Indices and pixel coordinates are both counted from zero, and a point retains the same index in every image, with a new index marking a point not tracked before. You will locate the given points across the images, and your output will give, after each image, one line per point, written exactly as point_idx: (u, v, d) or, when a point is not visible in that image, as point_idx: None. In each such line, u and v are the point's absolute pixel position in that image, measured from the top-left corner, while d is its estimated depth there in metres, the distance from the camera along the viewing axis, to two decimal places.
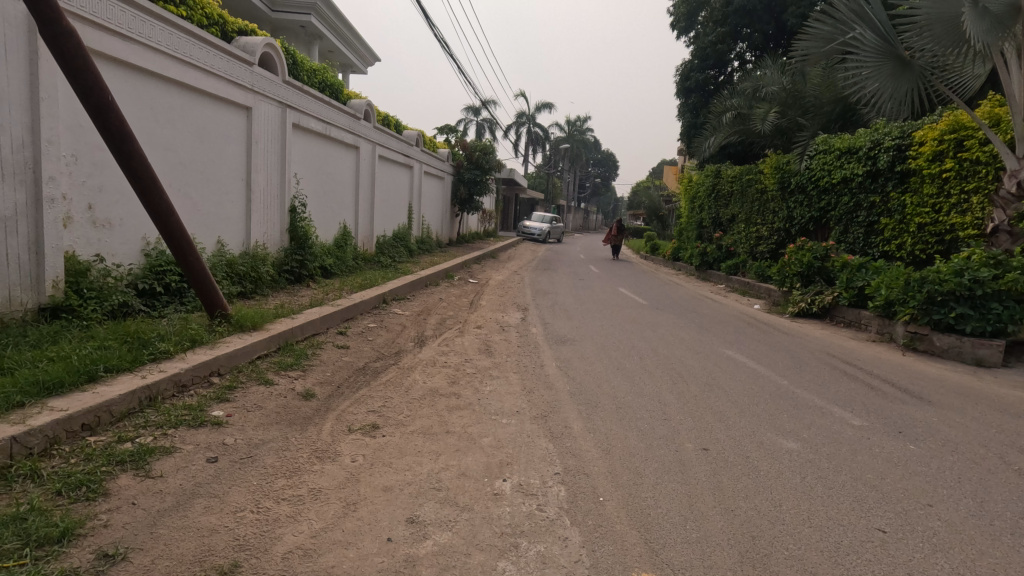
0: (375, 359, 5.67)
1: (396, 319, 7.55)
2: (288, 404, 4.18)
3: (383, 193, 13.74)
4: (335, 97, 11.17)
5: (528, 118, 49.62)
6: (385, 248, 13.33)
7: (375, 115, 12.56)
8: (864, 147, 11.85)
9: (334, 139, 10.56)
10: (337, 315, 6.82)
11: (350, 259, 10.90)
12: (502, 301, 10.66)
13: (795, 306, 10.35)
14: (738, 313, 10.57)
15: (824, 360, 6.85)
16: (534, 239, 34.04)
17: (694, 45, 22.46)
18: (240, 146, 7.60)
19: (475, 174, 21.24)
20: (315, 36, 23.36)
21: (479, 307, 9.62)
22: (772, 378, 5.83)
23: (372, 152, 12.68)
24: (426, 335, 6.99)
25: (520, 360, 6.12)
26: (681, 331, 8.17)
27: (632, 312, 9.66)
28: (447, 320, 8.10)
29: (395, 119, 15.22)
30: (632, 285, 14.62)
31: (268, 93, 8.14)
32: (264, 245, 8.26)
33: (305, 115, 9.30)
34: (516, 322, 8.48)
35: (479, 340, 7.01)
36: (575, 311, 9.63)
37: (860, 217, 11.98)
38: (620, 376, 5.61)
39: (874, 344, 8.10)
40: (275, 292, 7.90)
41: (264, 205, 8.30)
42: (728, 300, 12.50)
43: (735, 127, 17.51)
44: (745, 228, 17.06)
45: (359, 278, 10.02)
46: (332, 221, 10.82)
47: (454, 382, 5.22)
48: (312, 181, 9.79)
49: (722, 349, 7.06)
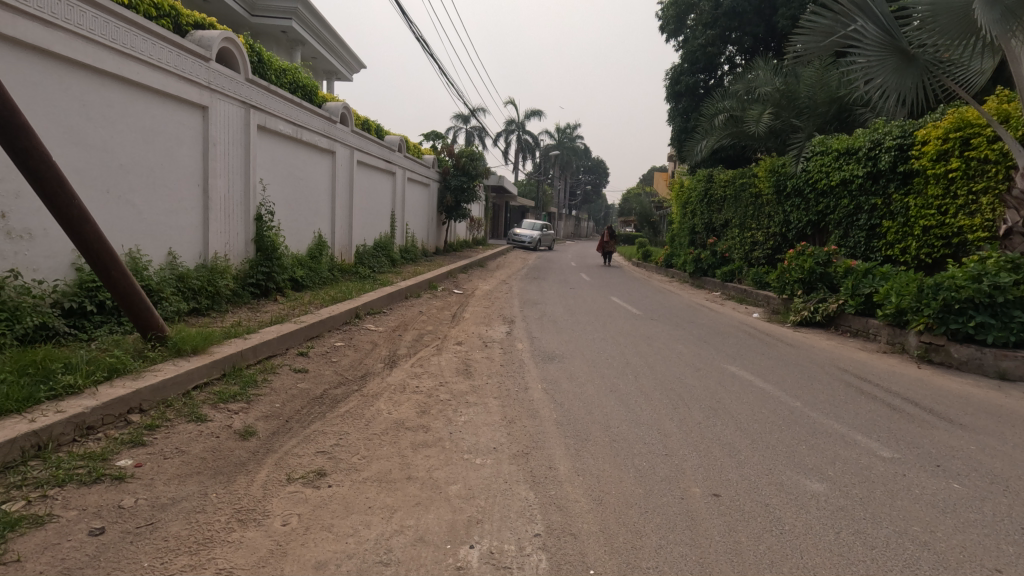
0: (336, 385, 5.00)
1: (368, 337, 6.88)
2: (220, 446, 3.50)
3: (364, 201, 13.11)
4: (308, 98, 10.55)
5: (517, 126, 49.33)
6: (366, 258, 12.68)
7: (353, 119, 11.94)
8: (864, 148, 11.36)
9: (307, 143, 9.93)
10: (301, 334, 6.16)
11: (325, 270, 10.24)
12: (487, 313, 10.02)
13: (798, 315, 9.79)
14: (738, 323, 9.99)
15: (836, 376, 6.25)
16: (525, 247, 33.49)
17: (683, 49, 22.10)
18: (194, 149, 6.94)
19: (461, 181, 20.63)
20: (297, 41, 22.78)
21: (461, 321, 8.98)
22: (783, 399, 5.23)
23: (351, 158, 12.05)
24: (400, 354, 6.33)
25: (501, 383, 5.47)
26: (679, 345, 7.56)
27: (626, 324, 9.04)
28: (424, 336, 7.44)
29: (376, 123, 14.61)
30: (624, 293, 14.02)
31: (227, 91, 7.50)
32: (225, 257, 7.59)
33: (272, 117, 8.67)
34: (501, 337, 7.82)
35: (458, 360, 6.35)
36: (565, 323, 9.01)
37: (860, 220, 11.49)
38: (613, 401, 4.98)
39: (885, 355, 7.54)
40: (235, 309, 7.21)
41: (225, 213, 7.63)
42: (726, 309, 11.93)
43: (727, 130, 17.06)
44: (740, 234, 16.57)
45: (332, 290, 9.34)
46: (305, 231, 10.16)
47: (424, 412, 4.56)
48: (281, 188, 9.13)
49: (725, 365, 6.45)
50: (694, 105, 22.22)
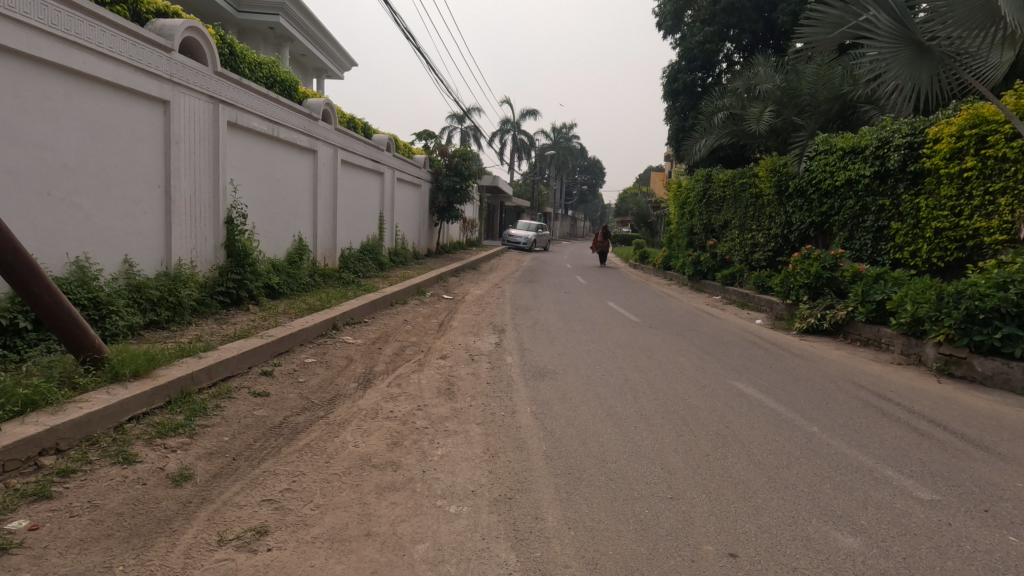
0: (299, 411, 4.45)
1: (343, 351, 6.32)
2: (144, 497, 2.95)
3: (349, 203, 12.56)
4: (287, 94, 9.98)
5: (513, 126, 48.81)
6: (350, 262, 12.13)
7: (337, 116, 11.39)
8: (871, 146, 10.89)
9: (285, 141, 9.37)
10: (267, 349, 5.61)
11: (305, 276, 9.69)
12: (477, 321, 9.48)
13: (803, 322, 9.29)
14: (740, 331, 9.48)
15: (852, 393, 5.74)
16: (520, 248, 32.96)
17: (681, 45, 21.56)
18: (154, 146, 6.38)
19: (454, 181, 20.07)
20: (285, 38, 22.20)
21: (448, 330, 8.44)
22: (798, 422, 4.71)
23: (334, 157, 11.50)
24: (376, 371, 5.78)
25: (486, 406, 4.93)
26: (680, 357, 7.04)
27: (623, 333, 8.53)
28: (407, 349, 6.89)
29: (363, 121, 14.07)
30: (622, 297, 13.50)
31: (193, 85, 6.95)
32: (190, 264, 7.03)
33: (245, 114, 8.13)
34: (490, 349, 7.28)
35: (440, 377, 5.81)
36: (558, 332, 8.49)
37: (867, 222, 11.01)
38: (610, 428, 4.45)
39: (900, 368, 7.05)
40: (200, 321, 6.66)
41: (190, 216, 7.07)
42: (728, 314, 11.41)
43: (727, 128, 16.52)
44: (740, 235, 16.08)
45: (311, 298, 8.79)
46: (284, 234, 9.63)
47: (395, 444, 4.02)
48: (256, 188, 8.58)
49: (731, 382, 5.94)
50: (692, 103, 21.69)
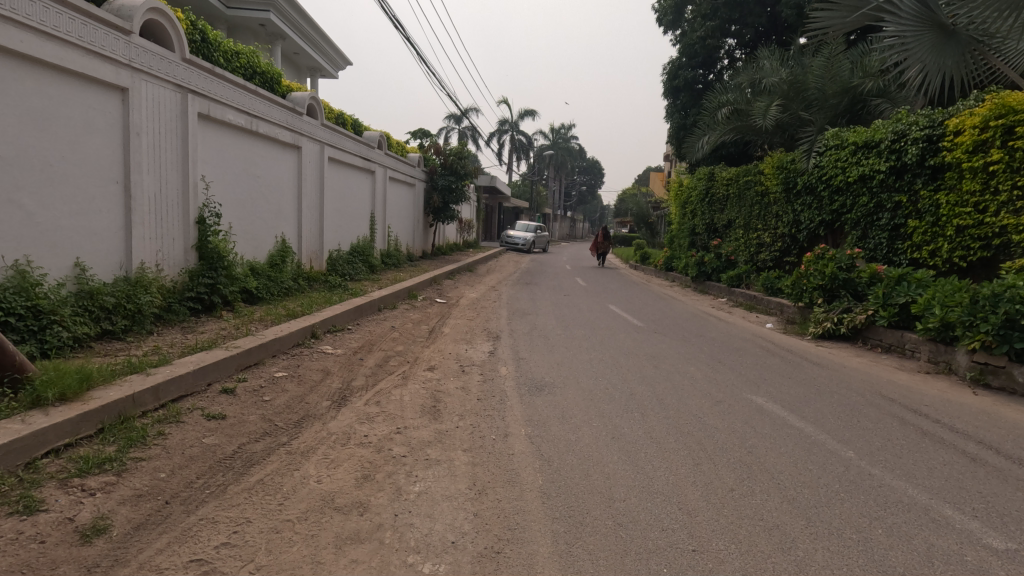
0: (258, 436, 3.85)
1: (320, 363, 5.72)
2: (36, 561, 2.36)
3: (338, 202, 11.98)
4: (268, 87, 9.40)
5: (511, 126, 48.33)
6: (339, 265, 11.54)
7: (323, 111, 10.81)
8: (886, 140, 10.33)
9: (265, 136, 8.79)
10: (232, 362, 5.01)
11: (287, 280, 9.10)
12: (470, 326, 8.89)
13: (819, 326, 8.71)
14: (751, 336, 8.89)
15: (884, 408, 5.15)
16: (518, 249, 32.40)
17: (681, 41, 21.02)
18: (111, 138, 5.80)
19: (449, 180, 19.47)
20: (277, 35, 21.61)
21: (439, 337, 7.86)
22: (831, 445, 4.13)
23: (321, 154, 10.93)
24: (354, 387, 5.18)
25: (475, 429, 4.34)
26: (689, 367, 6.46)
27: (627, 339, 7.94)
28: (391, 360, 6.29)
29: (352, 117, 13.50)
30: (623, 300, 12.89)
31: (157, 72, 6.37)
32: (155, 267, 6.44)
33: (219, 106, 7.55)
34: (483, 358, 6.70)
35: (426, 393, 5.21)
36: (557, 339, 7.90)
37: (882, 220, 10.44)
38: (617, 457, 3.86)
39: (929, 378, 6.47)
40: (163, 330, 6.07)
41: (155, 216, 6.48)
42: (737, 318, 10.82)
43: (732, 124, 15.78)
44: (745, 235, 15.50)
45: (292, 303, 8.19)
46: (265, 235, 9.04)
47: (366, 478, 3.42)
48: (232, 186, 7.98)
49: (748, 396, 5.38)
50: (693, 100, 21.09)
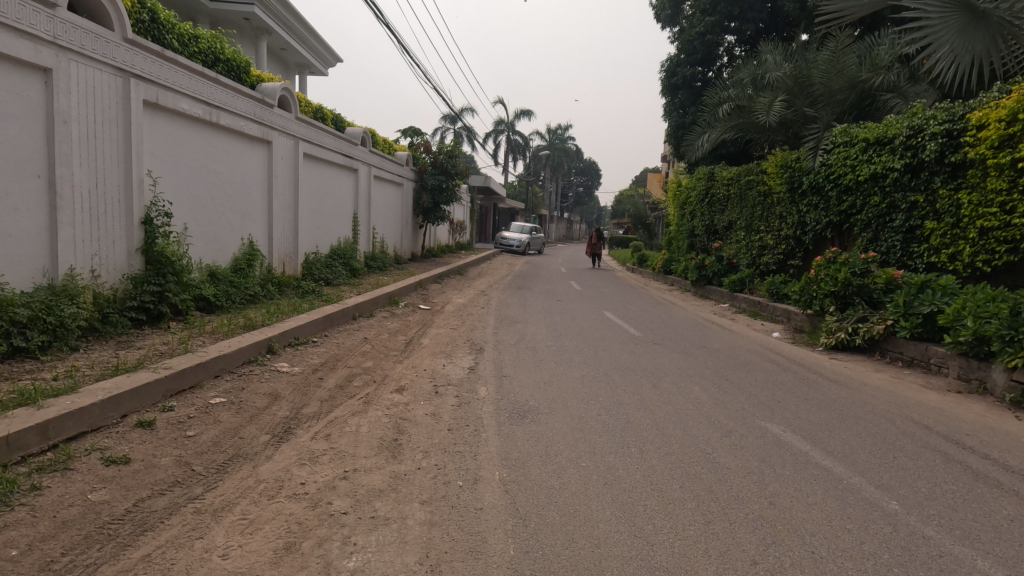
0: (164, 488, 3.10)
1: (269, 385, 4.96)
2: None
3: (316, 201, 11.24)
4: (233, 76, 8.65)
5: (507, 126, 47.65)
6: (315, 269, 10.79)
7: (297, 104, 10.08)
8: (901, 136, 9.65)
9: (228, 128, 8.04)
10: (158, 387, 4.26)
11: (253, 286, 8.34)
12: (452, 337, 8.16)
13: (831, 337, 8.00)
14: (758, 347, 8.17)
15: (921, 439, 4.44)
16: (513, 251, 31.69)
17: (679, 38, 20.35)
18: (29, 125, 5.06)
19: (439, 180, 18.71)
20: (262, 30, 20.83)
21: (415, 350, 7.10)
22: (869, 495, 3.41)
23: (296, 150, 10.19)
24: (304, 414, 4.43)
25: (440, 473, 3.60)
26: (693, 387, 5.73)
27: (623, 352, 7.20)
28: (355, 380, 5.53)
29: (332, 112, 12.77)
30: (620, 306, 12.16)
31: (92, 53, 5.63)
32: (89, 273, 5.69)
33: (173, 94, 6.82)
34: (461, 376, 5.96)
35: (388, 422, 4.48)
36: (545, 352, 7.16)
37: (896, 221, 9.77)
38: (610, 514, 3.12)
39: (963, 397, 5.76)
40: (94, 346, 5.31)
41: (89, 214, 5.73)
42: (740, 326, 10.08)
43: (733, 121, 15.09)
44: (747, 237, 14.80)
45: (254, 312, 7.44)
46: (230, 237, 8.30)
47: (291, 549, 2.69)
48: (187, 183, 7.24)
49: (763, 425, 4.65)
50: (692, 98, 20.41)
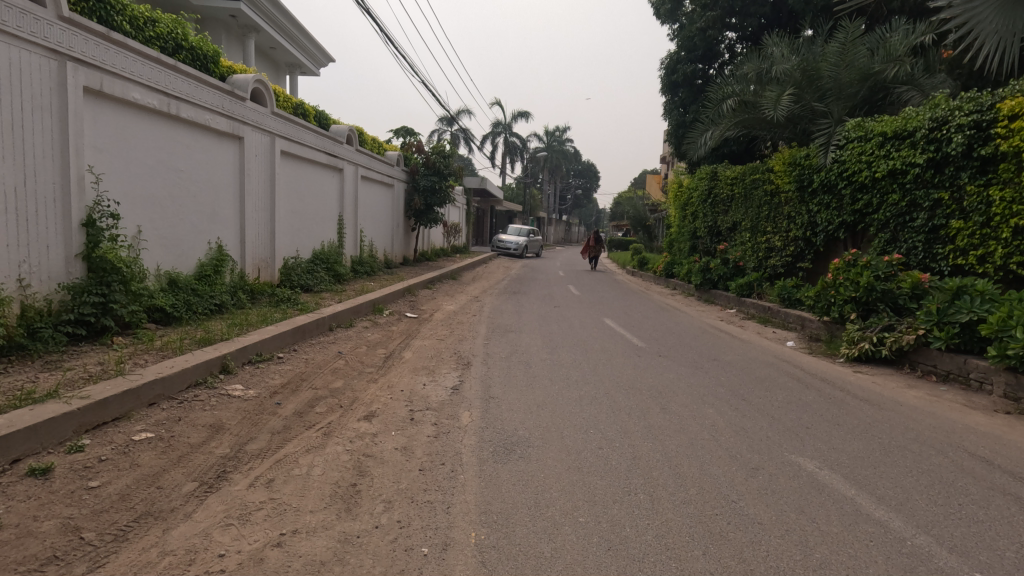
0: (32, 569, 2.37)
1: (212, 415, 4.22)
2: None
3: (295, 203, 10.54)
4: (199, 66, 7.93)
5: (504, 127, 46.95)
6: (294, 274, 10.07)
7: (272, 98, 9.38)
8: (923, 129, 8.97)
9: (191, 122, 7.33)
10: (67, 423, 3.52)
11: (219, 294, 7.61)
12: (438, 349, 7.43)
13: (853, 348, 7.29)
14: (773, 359, 7.44)
15: (985, 478, 3.72)
16: (511, 254, 31.01)
17: (680, 34, 19.66)
18: None
19: (432, 180, 17.99)
20: (251, 27, 20.16)
21: (395, 367, 6.37)
22: (944, 564, 2.69)
23: (272, 147, 9.49)
24: (246, 452, 3.69)
25: (401, 536, 2.87)
26: (707, 410, 5.00)
27: (626, 367, 6.47)
28: (318, 404, 4.80)
29: (313, 109, 12.08)
30: (622, 312, 11.44)
31: (19, 31, 4.93)
32: (13, 283, 4.95)
33: (123, 81, 6.12)
34: (443, 398, 5.23)
35: (348, 461, 3.75)
36: (539, 367, 6.43)
37: (917, 221, 9.08)
38: None
39: (1015, 420, 5.04)
40: (12, 368, 4.57)
41: (15, 215, 5.00)
42: (751, 335, 9.35)
43: (738, 118, 14.40)
44: (753, 238, 14.10)
45: (217, 325, 6.71)
46: (195, 241, 7.59)
47: None
48: (141, 181, 6.53)
49: (794, 459, 3.92)
50: (693, 96, 19.70)
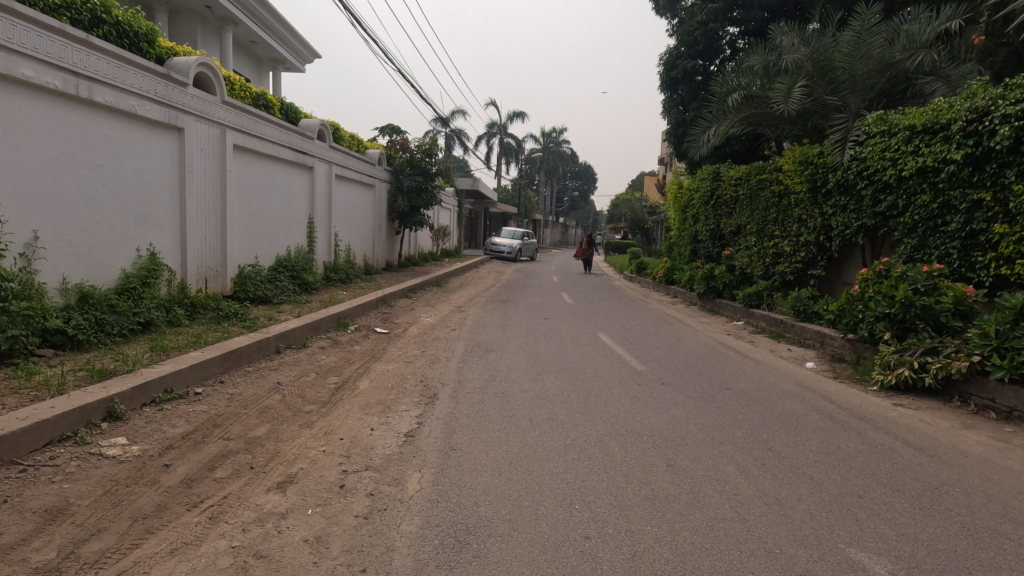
0: None
1: (60, 491, 3.10)
2: None
3: (254, 204, 9.43)
4: (128, 45, 6.84)
5: (500, 128, 45.80)
6: (250, 284, 8.96)
7: (222, 85, 8.29)
8: (960, 121, 7.93)
9: (111, 107, 6.23)
10: None
11: (148, 309, 6.49)
12: (401, 376, 6.29)
13: (889, 374, 6.23)
14: (794, 385, 6.35)
15: None
16: (504, 258, 29.90)
17: (679, 29, 18.59)
18: None
19: (416, 180, 16.82)
20: (228, 20, 18.91)
21: (343, 402, 5.25)
22: None
23: (224, 140, 8.39)
24: (76, 561, 2.57)
25: None
26: (728, 469, 3.89)
27: (623, 403, 5.35)
28: (221, 465, 3.66)
29: (278, 101, 10.94)
30: (619, 326, 10.33)
31: None
32: None
33: (9, 54, 5.05)
34: (390, 452, 4.10)
35: (228, 568, 2.63)
36: (519, 402, 5.31)
37: (951, 225, 8.03)
38: None
39: None
40: None
41: None
42: (765, 353, 8.27)
43: (743, 113, 13.31)
44: (759, 243, 13.04)
45: (131, 350, 5.57)
46: (118, 248, 6.48)
47: None
48: (37, 175, 5.43)
49: (857, 560, 2.82)
50: (693, 93, 18.58)
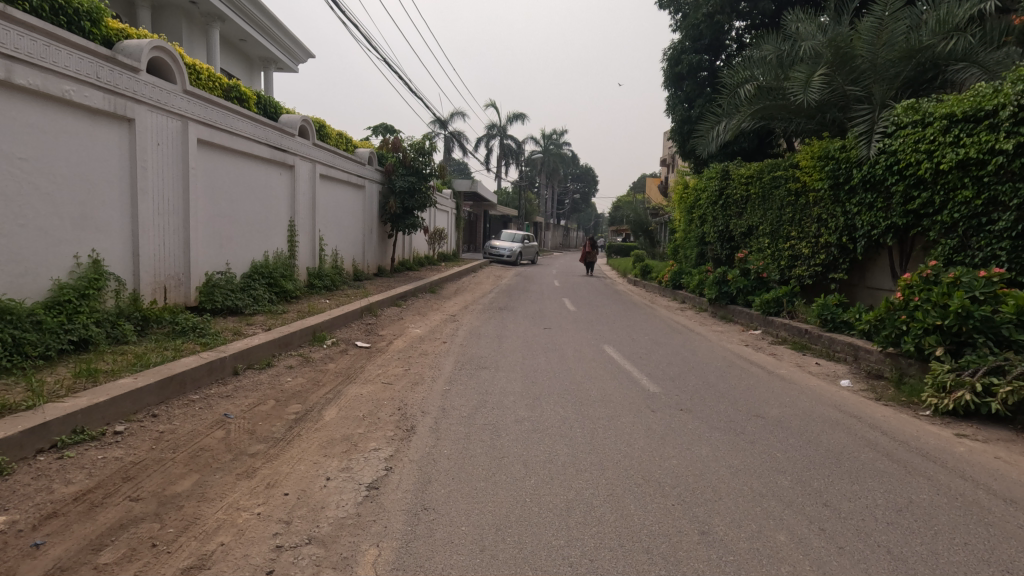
0: None
1: None
2: None
3: (223, 204, 8.57)
4: (65, 23, 5.99)
5: (500, 130, 44.98)
6: (218, 293, 8.10)
7: (183, 72, 7.44)
8: (1009, 106, 7.03)
9: (36, 91, 5.37)
10: None
11: (83, 324, 5.60)
12: (375, 403, 5.39)
13: (946, 397, 5.32)
14: (835, 411, 5.43)
15: None
16: (504, 262, 29.03)
17: (684, 22, 17.73)
18: None
19: (409, 180, 15.95)
20: (214, 16, 18.03)
21: (299, 440, 4.35)
22: None
23: (186, 135, 7.54)
24: None
25: None
26: (780, 540, 2.98)
27: (638, 439, 4.44)
28: (113, 542, 2.77)
29: (252, 94, 10.07)
30: (626, 337, 9.43)
31: None
32: None
33: None
34: (343, 514, 3.21)
35: None
36: (511, 439, 4.41)
37: (999, 224, 7.15)
38: None
39: None
40: None
41: None
42: (790, 368, 7.37)
43: (756, 106, 12.39)
44: (774, 245, 12.14)
45: (49, 376, 4.69)
46: (49, 255, 5.60)
47: None
48: None
49: None
50: (699, 89, 17.69)
